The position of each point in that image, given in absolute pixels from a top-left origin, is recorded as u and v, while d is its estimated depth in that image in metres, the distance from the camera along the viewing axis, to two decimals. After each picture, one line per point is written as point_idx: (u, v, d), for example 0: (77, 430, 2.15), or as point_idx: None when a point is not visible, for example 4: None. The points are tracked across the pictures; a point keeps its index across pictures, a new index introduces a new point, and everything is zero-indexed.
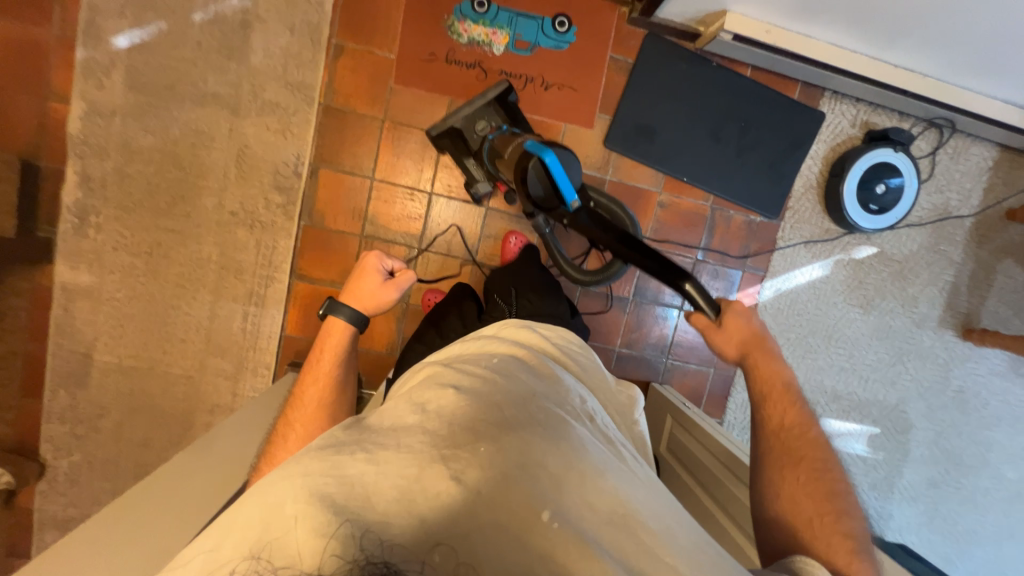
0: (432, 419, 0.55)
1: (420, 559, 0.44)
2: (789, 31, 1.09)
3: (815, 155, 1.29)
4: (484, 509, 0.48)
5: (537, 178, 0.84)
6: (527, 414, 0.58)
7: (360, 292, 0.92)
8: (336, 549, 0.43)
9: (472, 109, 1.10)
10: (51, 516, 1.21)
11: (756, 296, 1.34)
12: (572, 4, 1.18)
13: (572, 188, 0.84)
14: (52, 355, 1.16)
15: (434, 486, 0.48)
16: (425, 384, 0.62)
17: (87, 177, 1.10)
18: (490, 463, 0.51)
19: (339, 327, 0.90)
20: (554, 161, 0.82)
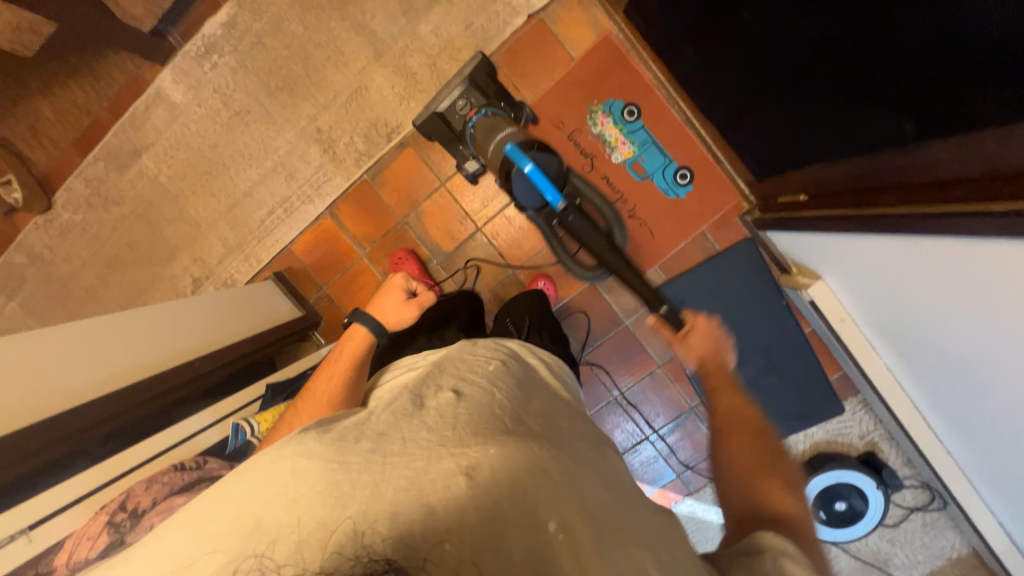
0: (427, 416, 0.54)
1: (422, 555, 0.39)
2: (860, 332, 1.05)
3: (809, 435, 1.26)
4: (499, 503, 0.44)
5: (525, 183, 0.97)
6: (532, 430, 0.55)
7: (393, 313, 0.95)
8: (338, 546, 0.40)
9: (449, 88, 1.09)
10: (29, 245, 1.34)
11: (671, 503, 1.33)
12: (705, 168, 1.18)
13: (553, 190, 0.96)
14: (114, 132, 1.26)
15: (443, 474, 0.45)
16: (423, 384, 0.61)
17: (233, 24, 1.18)
18: (504, 462, 0.47)
19: (361, 335, 0.88)
20: (534, 169, 0.95)
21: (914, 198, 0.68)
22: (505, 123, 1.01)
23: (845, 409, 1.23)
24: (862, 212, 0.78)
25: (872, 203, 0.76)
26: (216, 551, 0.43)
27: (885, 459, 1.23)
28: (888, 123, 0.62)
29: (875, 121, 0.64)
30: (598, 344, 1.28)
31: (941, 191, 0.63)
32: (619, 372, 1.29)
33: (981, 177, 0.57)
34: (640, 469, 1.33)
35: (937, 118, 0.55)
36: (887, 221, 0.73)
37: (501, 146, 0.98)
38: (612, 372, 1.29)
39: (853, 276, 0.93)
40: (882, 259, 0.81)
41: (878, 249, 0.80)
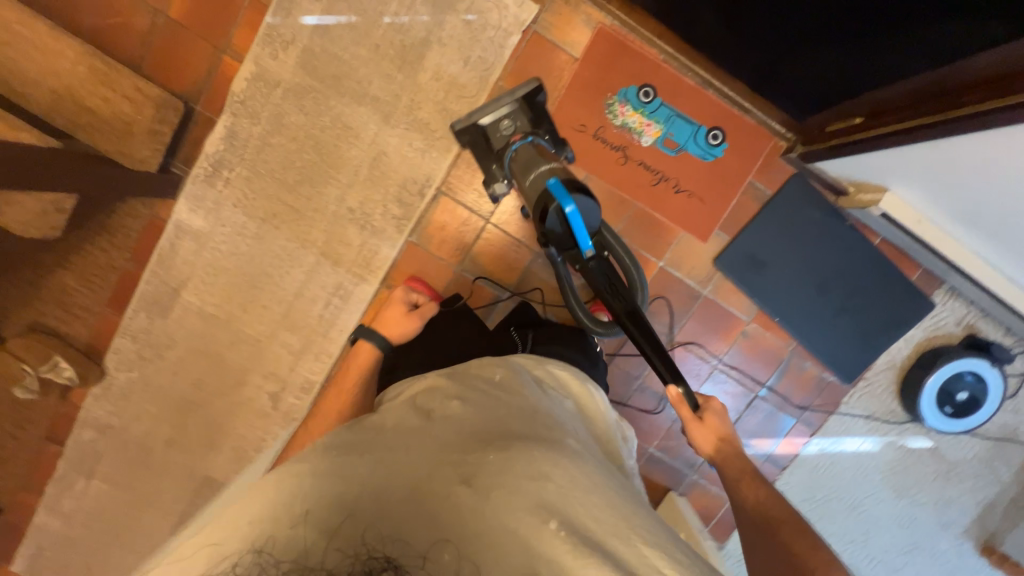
0: (438, 432, 0.61)
1: (420, 554, 0.46)
2: (939, 228, 1.06)
3: (908, 339, 1.28)
4: (491, 508, 0.50)
5: (560, 222, 0.90)
6: (533, 432, 0.60)
7: (393, 325, 1.02)
8: (339, 541, 0.45)
9: (496, 106, 1.07)
10: (93, 418, 1.29)
11: (800, 447, 1.34)
12: (733, 121, 1.18)
13: (587, 237, 0.90)
14: (145, 280, 1.21)
15: (443, 489, 0.52)
16: (432, 395, 0.69)
17: (233, 134, 1.14)
18: (499, 470, 0.53)
19: (366, 349, 0.98)
20: (574, 211, 0.87)
21: (1001, 90, 0.70)
22: (546, 158, 0.97)
23: (936, 303, 1.25)
24: (927, 114, 0.81)
25: (953, 104, 0.77)
26: (227, 555, 0.46)
27: (986, 337, 1.25)
28: (991, 16, 0.63)
29: (971, 16, 0.65)
30: (684, 323, 1.27)
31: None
32: (712, 343, 1.28)
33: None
34: (759, 426, 1.33)
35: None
36: (977, 120, 0.73)
37: (542, 179, 0.93)
38: (705, 344, 1.29)
39: (921, 178, 0.95)
40: (955, 152, 0.82)
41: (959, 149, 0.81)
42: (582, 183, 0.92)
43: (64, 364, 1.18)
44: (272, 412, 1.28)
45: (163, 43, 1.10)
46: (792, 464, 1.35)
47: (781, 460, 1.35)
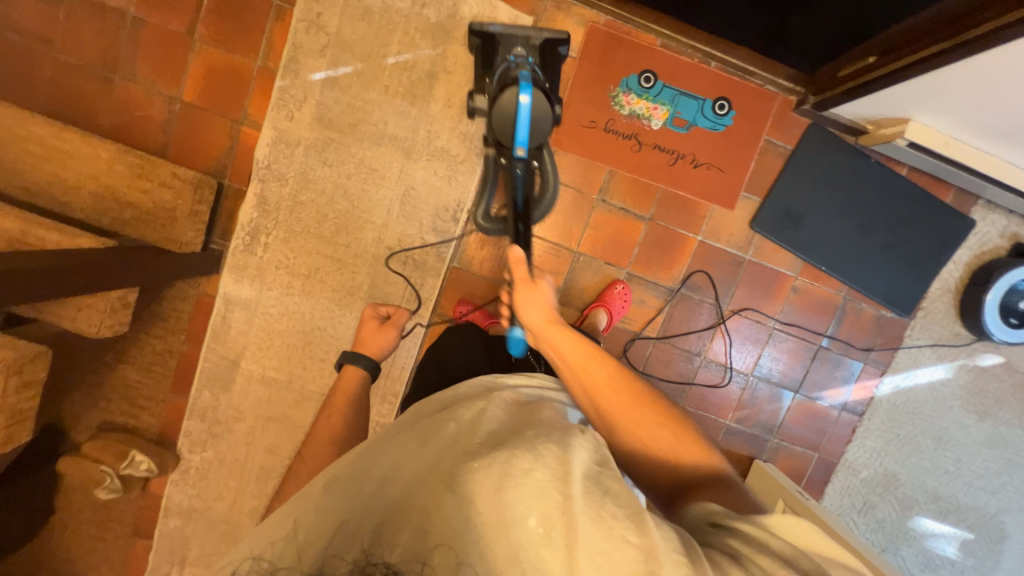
0: (431, 446, 0.58)
1: (421, 560, 0.49)
2: (968, 146, 1.07)
3: (957, 260, 1.28)
4: (474, 511, 0.50)
5: (508, 113, 0.94)
6: (513, 437, 0.58)
7: (373, 342, 1.02)
8: (337, 551, 0.49)
9: (521, 33, 1.03)
10: (176, 505, 1.29)
11: (874, 390, 1.34)
12: (739, 88, 1.19)
13: (527, 137, 0.92)
14: (204, 358, 1.23)
15: (431, 502, 0.52)
16: (429, 417, 0.65)
17: (264, 200, 1.16)
18: (478, 477, 0.52)
19: (352, 372, 0.96)
20: (529, 103, 0.92)
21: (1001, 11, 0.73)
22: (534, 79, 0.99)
23: (976, 220, 1.25)
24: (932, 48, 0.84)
25: (970, 26, 0.78)
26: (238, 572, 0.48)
27: None
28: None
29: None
30: (734, 290, 1.28)
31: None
32: (766, 304, 1.29)
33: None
34: (829, 377, 1.33)
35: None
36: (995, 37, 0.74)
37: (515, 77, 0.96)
38: (759, 307, 1.29)
39: (949, 103, 0.95)
40: (968, 72, 0.84)
41: (978, 68, 0.81)
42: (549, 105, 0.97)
43: (141, 455, 1.19)
44: None
45: (183, 128, 1.13)
46: (869, 408, 1.35)
47: (859, 406, 1.34)
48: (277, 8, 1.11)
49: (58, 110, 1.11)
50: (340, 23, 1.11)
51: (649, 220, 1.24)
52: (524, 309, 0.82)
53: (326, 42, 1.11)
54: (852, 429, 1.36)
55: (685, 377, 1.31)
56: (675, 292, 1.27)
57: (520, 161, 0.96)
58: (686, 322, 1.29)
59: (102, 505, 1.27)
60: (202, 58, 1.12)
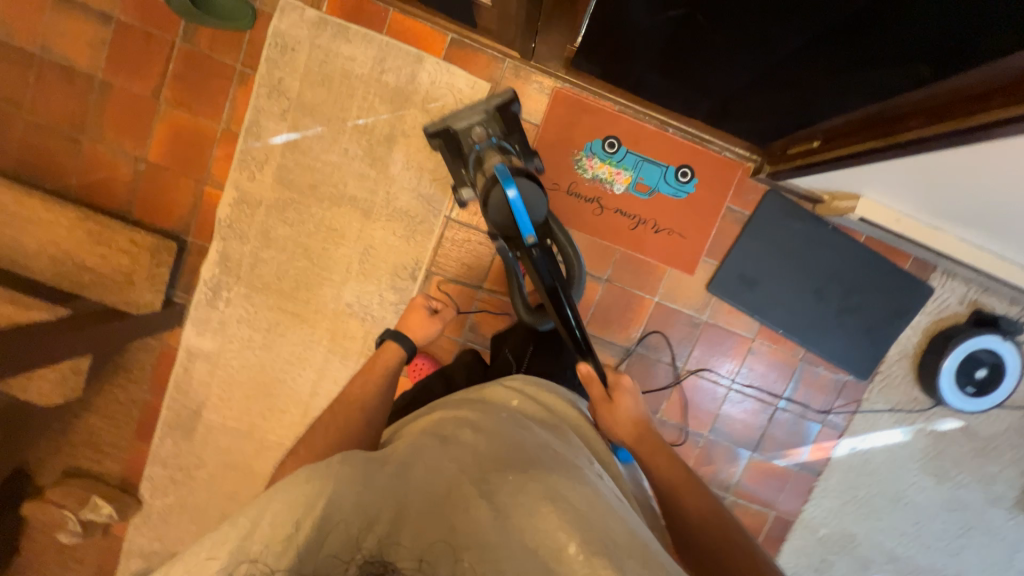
0: (453, 452, 0.60)
1: (420, 558, 0.48)
2: (921, 223, 1.06)
3: (915, 326, 1.28)
4: (500, 520, 0.50)
5: (502, 206, 0.94)
6: (544, 458, 0.60)
7: (418, 327, 1.08)
8: (345, 547, 0.47)
9: (472, 113, 1.05)
10: (137, 548, 1.32)
11: (831, 451, 1.34)
12: (698, 157, 1.19)
13: (528, 223, 0.94)
14: (166, 407, 1.25)
15: (452, 500, 0.52)
16: (448, 427, 0.66)
17: (226, 257, 1.19)
18: (516, 491, 0.53)
19: (393, 348, 1.00)
20: (516, 196, 0.91)
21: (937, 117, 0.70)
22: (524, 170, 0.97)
23: (935, 287, 1.25)
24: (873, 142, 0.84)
25: (901, 130, 0.77)
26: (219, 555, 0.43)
27: (992, 311, 1.25)
28: (915, 65, 0.65)
29: (892, 67, 0.67)
30: (690, 351, 1.29)
31: (965, 112, 0.65)
32: (722, 365, 1.30)
33: (999, 95, 0.59)
34: (786, 437, 1.34)
35: (971, 45, 0.57)
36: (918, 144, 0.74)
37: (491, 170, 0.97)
38: (716, 367, 1.30)
39: (895, 181, 0.96)
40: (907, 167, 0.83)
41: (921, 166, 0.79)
42: (531, 175, 0.97)
43: (102, 501, 1.22)
44: None
45: (147, 186, 1.16)
46: (827, 468, 1.35)
47: (815, 466, 1.35)
48: (240, 72, 1.13)
49: (27, 168, 1.14)
50: (301, 88, 1.13)
51: (605, 282, 1.25)
52: (614, 429, 0.88)
53: (286, 106, 1.14)
54: (809, 489, 1.36)
55: None
56: (631, 352, 1.28)
57: (532, 248, 0.96)
58: (642, 381, 1.29)
59: (65, 547, 1.30)
60: (167, 120, 1.14)
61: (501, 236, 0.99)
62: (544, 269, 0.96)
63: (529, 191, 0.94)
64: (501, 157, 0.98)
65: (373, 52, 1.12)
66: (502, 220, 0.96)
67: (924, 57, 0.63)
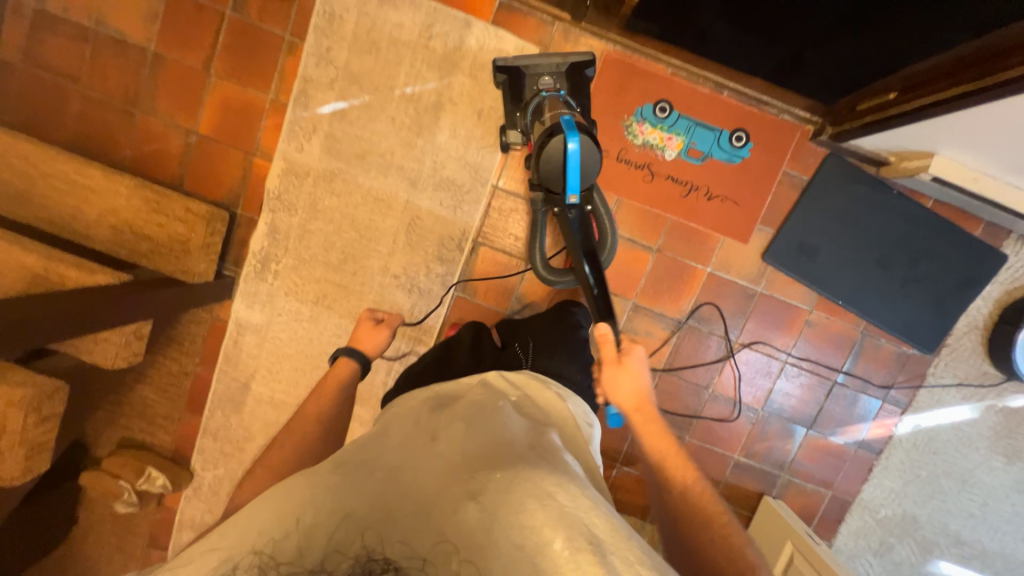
0: (440, 454, 0.62)
1: (422, 557, 0.50)
2: (1002, 182, 1.00)
3: (986, 296, 1.21)
4: (490, 520, 0.52)
5: (554, 156, 0.86)
6: (530, 454, 0.61)
7: (367, 339, 0.98)
8: (340, 544, 0.49)
9: (546, 60, 1.00)
10: (189, 519, 1.33)
11: (893, 428, 1.28)
12: (755, 120, 1.15)
13: (577, 183, 0.88)
14: (217, 380, 1.27)
15: (447, 506, 0.54)
16: (437, 424, 0.68)
17: (275, 229, 1.19)
18: (503, 489, 0.55)
19: (344, 365, 0.93)
20: (577, 150, 0.85)
21: None
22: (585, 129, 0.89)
23: (1009, 254, 1.18)
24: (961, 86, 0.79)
25: (999, 68, 0.73)
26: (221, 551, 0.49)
27: None
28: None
29: None
30: (744, 323, 1.24)
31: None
32: (777, 338, 1.25)
33: None
34: (845, 414, 1.28)
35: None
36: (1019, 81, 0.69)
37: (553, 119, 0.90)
38: (771, 341, 1.25)
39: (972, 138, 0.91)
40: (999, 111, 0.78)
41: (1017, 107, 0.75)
42: (592, 132, 0.90)
43: (157, 472, 1.24)
44: None
45: (198, 158, 1.17)
46: (888, 447, 1.29)
47: (876, 444, 1.29)
48: (288, 42, 1.13)
49: (84, 142, 1.16)
50: (349, 56, 1.12)
51: (656, 252, 1.21)
52: (615, 390, 0.82)
53: (335, 75, 1.13)
54: (869, 468, 1.31)
55: (692, 410, 1.28)
56: (682, 325, 1.24)
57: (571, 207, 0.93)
58: (694, 355, 1.26)
59: (120, 518, 1.32)
60: (217, 92, 1.15)
61: (539, 187, 0.96)
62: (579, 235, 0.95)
63: (588, 153, 0.88)
64: (562, 110, 0.93)
65: (421, 17, 1.11)
66: (549, 172, 0.89)
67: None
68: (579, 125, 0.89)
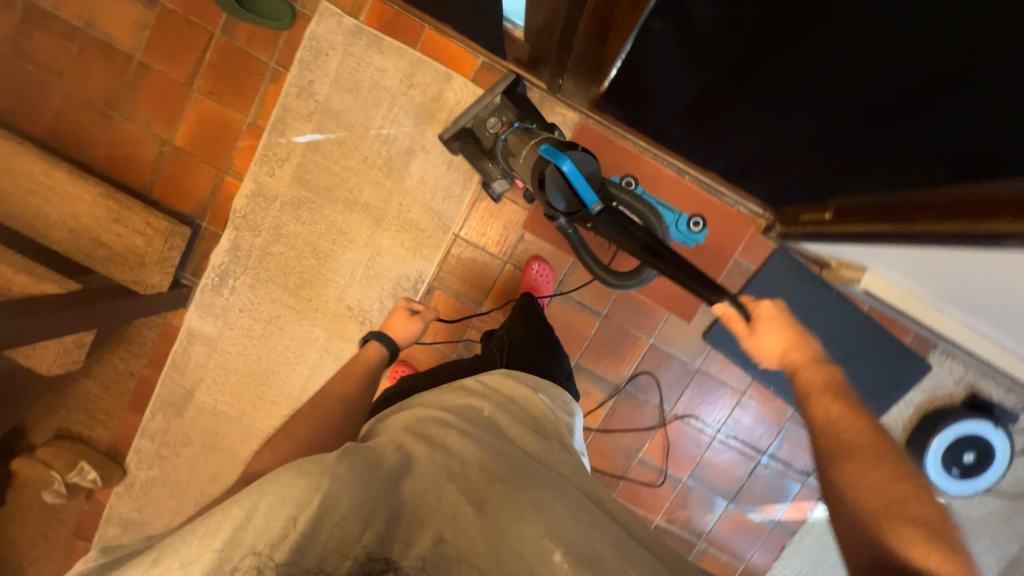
0: (441, 456, 0.62)
1: (421, 556, 0.50)
2: (926, 304, 1.05)
3: (908, 401, 1.27)
4: (500, 532, 0.54)
5: (555, 186, 0.79)
6: (529, 474, 0.64)
7: (400, 329, 0.98)
8: (343, 547, 0.47)
9: (479, 107, 1.08)
10: (117, 515, 1.35)
11: (808, 512, 1.34)
12: (712, 208, 1.19)
13: (590, 192, 0.78)
14: (161, 383, 1.28)
15: (453, 510, 0.55)
16: (433, 423, 0.69)
17: (236, 247, 1.21)
18: (507, 503, 0.57)
19: (374, 349, 0.93)
20: (570, 168, 0.76)
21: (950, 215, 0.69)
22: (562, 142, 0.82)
23: (933, 365, 1.24)
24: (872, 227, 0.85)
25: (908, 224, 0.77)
26: (213, 547, 0.44)
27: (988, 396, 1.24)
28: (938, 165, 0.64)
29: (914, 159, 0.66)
30: (679, 395, 1.29)
31: (979, 216, 0.64)
32: (709, 413, 1.30)
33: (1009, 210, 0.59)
34: (765, 493, 1.33)
35: (999, 163, 0.56)
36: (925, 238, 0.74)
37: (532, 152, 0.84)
38: (703, 415, 1.30)
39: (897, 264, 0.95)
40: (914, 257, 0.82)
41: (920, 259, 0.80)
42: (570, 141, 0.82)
43: (89, 467, 1.25)
44: None
45: (170, 168, 1.19)
46: (801, 530, 1.34)
47: (790, 525, 1.34)
48: (272, 70, 1.16)
49: (57, 137, 1.17)
50: (329, 92, 1.15)
51: (604, 317, 1.26)
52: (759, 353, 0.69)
53: (313, 108, 1.16)
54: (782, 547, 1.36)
55: (621, 471, 1.33)
56: (620, 389, 1.29)
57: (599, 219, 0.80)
58: (629, 419, 1.30)
59: (48, 505, 1.33)
60: (197, 107, 1.17)
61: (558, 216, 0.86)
62: (622, 228, 0.77)
63: (581, 163, 0.79)
64: (524, 137, 0.91)
65: (404, 66, 1.14)
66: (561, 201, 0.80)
67: (940, 162, 0.63)
68: (558, 146, 0.81)
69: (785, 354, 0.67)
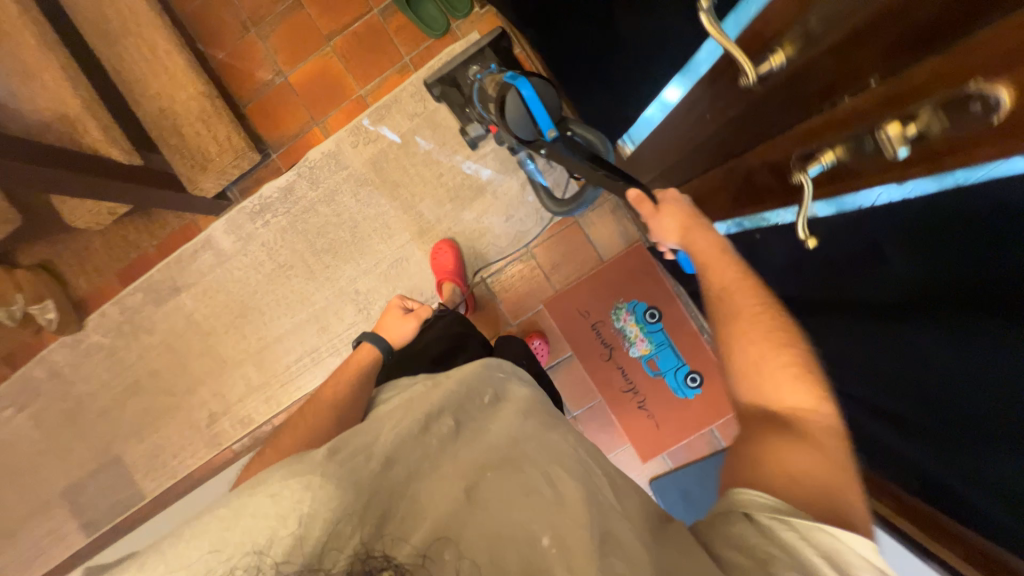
0: (431, 440, 0.51)
1: (421, 553, 0.40)
2: None
3: None
4: (491, 517, 0.43)
5: (517, 111, 0.83)
6: (529, 455, 0.50)
7: (394, 328, 0.88)
8: (335, 544, 0.41)
9: (466, 57, 1.06)
10: (50, 361, 1.35)
11: None
12: (714, 373, 1.22)
13: (547, 116, 0.82)
14: (158, 268, 1.31)
15: (442, 496, 0.45)
16: (427, 400, 0.57)
17: (290, 190, 1.26)
18: (500, 490, 0.45)
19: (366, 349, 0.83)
20: (531, 94, 0.81)
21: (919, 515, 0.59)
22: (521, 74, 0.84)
23: None
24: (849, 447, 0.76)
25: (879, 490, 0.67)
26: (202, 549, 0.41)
27: None
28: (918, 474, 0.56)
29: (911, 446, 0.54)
30: None
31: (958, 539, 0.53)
32: None
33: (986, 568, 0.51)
34: None
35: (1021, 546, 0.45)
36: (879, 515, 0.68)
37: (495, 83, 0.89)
38: None
39: None
40: None
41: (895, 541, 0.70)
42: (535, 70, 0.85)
43: (51, 308, 1.26)
44: (203, 429, 1.34)
45: (273, 95, 1.25)
46: None
47: None
48: (403, 63, 1.23)
49: (194, 23, 1.24)
50: (440, 107, 1.22)
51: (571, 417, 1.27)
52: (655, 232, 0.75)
53: (420, 112, 1.22)
54: None
55: None
56: None
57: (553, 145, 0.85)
58: None
59: None
60: (323, 59, 1.24)
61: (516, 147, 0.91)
62: (577, 153, 0.86)
63: (545, 95, 0.83)
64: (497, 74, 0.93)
65: None
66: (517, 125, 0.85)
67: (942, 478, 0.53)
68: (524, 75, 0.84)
69: (682, 230, 0.73)
